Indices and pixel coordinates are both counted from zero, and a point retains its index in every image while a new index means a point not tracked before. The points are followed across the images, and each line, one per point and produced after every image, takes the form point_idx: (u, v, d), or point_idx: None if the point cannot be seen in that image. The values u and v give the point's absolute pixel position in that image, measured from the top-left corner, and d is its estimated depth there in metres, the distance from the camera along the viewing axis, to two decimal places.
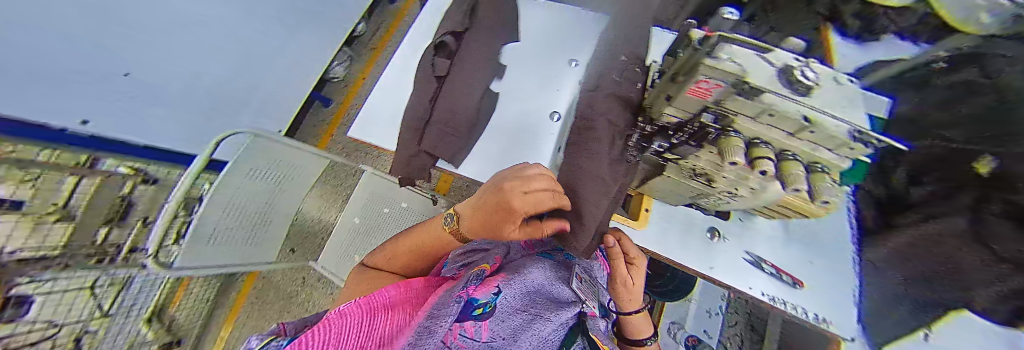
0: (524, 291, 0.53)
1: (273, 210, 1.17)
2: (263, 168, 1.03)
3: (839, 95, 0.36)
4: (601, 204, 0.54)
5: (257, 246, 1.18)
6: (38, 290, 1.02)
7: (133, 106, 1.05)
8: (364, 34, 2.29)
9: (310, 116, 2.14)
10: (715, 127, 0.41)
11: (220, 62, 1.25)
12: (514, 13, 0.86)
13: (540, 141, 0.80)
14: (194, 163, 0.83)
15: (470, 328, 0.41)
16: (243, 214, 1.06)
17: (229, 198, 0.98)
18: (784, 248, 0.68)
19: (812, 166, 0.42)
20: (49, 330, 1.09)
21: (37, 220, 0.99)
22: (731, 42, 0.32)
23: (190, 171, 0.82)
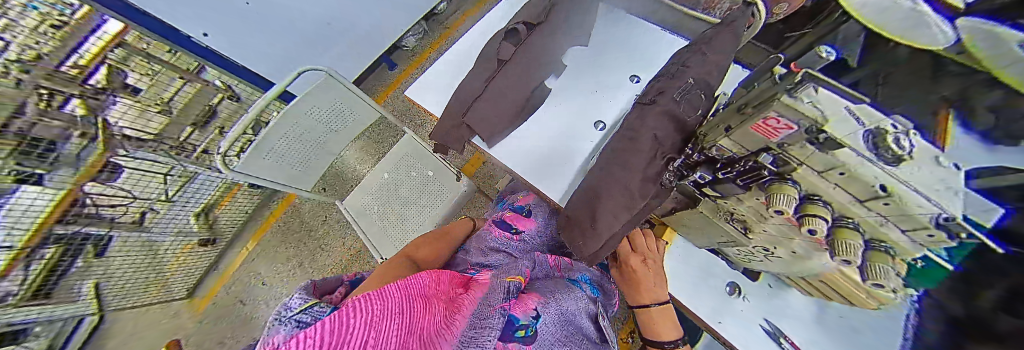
0: (561, 318, 0.53)
1: (323, 147, 1.34)
2: (325, 105, 1.18)
3: (940, 176, 0.31)
4: (620, 216, 0.54)
5: (303, 172, 1.36)
6: (128, 163, 1.38)
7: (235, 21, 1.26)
8: (443, 12, 2.45)
9: (378, 74, 2.36)
10: (771, 171, 0.39)
11: (317, 6, 1.43)
12: (589, 18, 0.86)
13: (576, 146, 0.80)
14: (276, 87, 0.98)
15: (514, 348, 0.40)
16: (301, 142, 1.23)
17: (295, 123, 1.14)
18: (813, 333, 0.59)
19: (873, 244, 0.38)
20: (128, 199, 1.44)
21: (144, 108, 1.35)
22: (818, 86, 0.31)
23: (270, 93, 0.97)
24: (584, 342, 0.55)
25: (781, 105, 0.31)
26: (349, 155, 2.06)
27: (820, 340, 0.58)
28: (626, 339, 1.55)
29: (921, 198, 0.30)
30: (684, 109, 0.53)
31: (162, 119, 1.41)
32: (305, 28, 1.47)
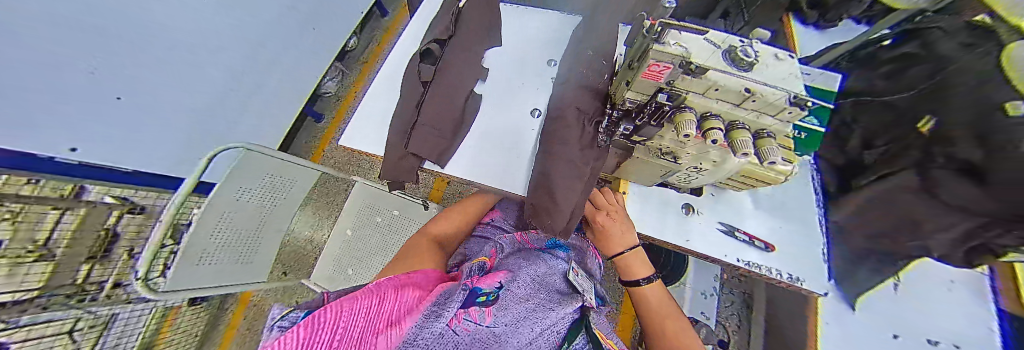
0: (528, 282, 0.50)
1: (263, 228, 1.22)
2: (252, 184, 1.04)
3: (776, 70, 0.43)
4: (575, 187, 0.59)
5: (249, 262, 1.21)
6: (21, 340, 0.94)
7: (147, 132, 1.08)
8: (356, 48, 2.36)
9: (305, 132, 2.17)
10: (670, 105, 0.46)
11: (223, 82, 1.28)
12: (496, 20, 0.93)
13: (522, 138, 0.84)
14: (185, 184, 0.84)
15: (475, 312, 0.34)
16: (236, 233, 1.09)
17: (221, 217, 0.99)
18: (753, 219, 0.73)
19: (760, 134, 0.47)
20: None
21: (16, 261, 0.95)
22: (676, 32, 0.40)
23: (180, 192, 0.82)
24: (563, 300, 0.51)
25: (654, 54, 0.39)
26: (302, 226, 1.86)
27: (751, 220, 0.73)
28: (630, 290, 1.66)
29: (771, 88, 0.40)
30: (591, 79, 0.66)
31: (43, 267, 1.03)
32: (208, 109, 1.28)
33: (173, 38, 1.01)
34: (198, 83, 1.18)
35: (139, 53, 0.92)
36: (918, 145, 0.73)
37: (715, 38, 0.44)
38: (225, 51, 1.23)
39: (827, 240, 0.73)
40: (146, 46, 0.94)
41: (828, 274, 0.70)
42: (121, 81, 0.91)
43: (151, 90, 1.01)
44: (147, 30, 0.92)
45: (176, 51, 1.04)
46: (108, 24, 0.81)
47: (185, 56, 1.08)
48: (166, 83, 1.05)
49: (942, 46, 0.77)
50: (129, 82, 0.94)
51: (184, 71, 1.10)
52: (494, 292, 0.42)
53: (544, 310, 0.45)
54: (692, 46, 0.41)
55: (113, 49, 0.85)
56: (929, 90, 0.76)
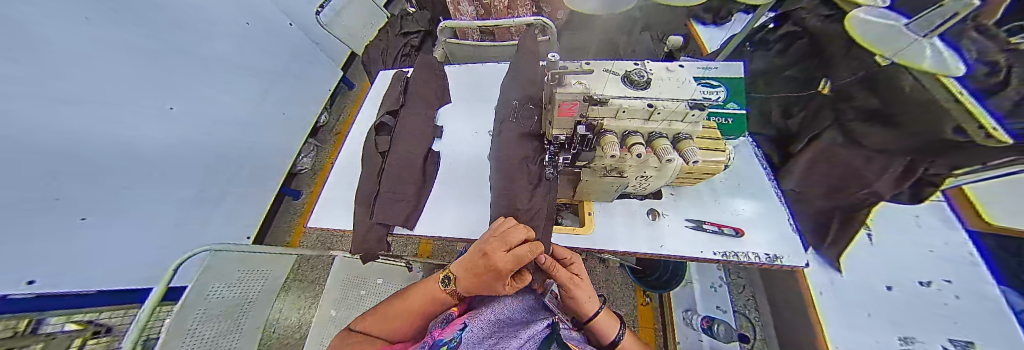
0: (489, 322, 0.61)
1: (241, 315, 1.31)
2: (223, 279, 1.16)
3: (669, 83, 0.48)
4: (534, 221, 0.65)
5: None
6: None
7: (88, 251, 1.03)
8: (327, 124, 2.45)
9: (282, 212, 2.11)
10: (593, 132, 0.50)
11: (158, 181, 1.26)
12: (442, 81, 1.04)
13: (482, 182, 0.86)
14: (155, 290, 0.83)
15: None
16: (211, 327, 1.13)
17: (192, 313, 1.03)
18: (712, 209, 0.77)
19: (679, 138, 0.50)
20: None
21: None
22: (573, 75, 0.47)
23: (146, 304, 0.82)
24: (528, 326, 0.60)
25: (559, 95, 0.44)
26: (285, 318, 1.71)
27: (710, 210, 0.77)
28: (645, 299, 1.58)
29: (666, 100, 0.45)
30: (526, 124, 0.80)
31: None
32: (175, 211, 1.34)
33: (123, 156, 1.12)
34: (155, 193, 1.25)
35: (94, 175, 1.02)
36: (826, 104, 0.82)
37: (611, 70, 0.51)
38: (181, 159, 1.36)
39: (788, 210, 0.75)
40: (95, 166, 1.02)
41: (803, 244, 0.69)
42: (78, 203, 0.98)
43: (110, 206, 1.08)
44: (95, 153, 1.02)
45: (126, 166, 1.13)
46: (52, 153, 0.90)
47: (104, 161, 1.06)
48: (125, 197, 1.14)
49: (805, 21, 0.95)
50: (86, 202, 1.00)
51: (146, 182, 1.21)
52: (455, 338, 0.53)
53: (507, 341, 0.54)
54: (589, 82, 0.47)
55: (64, 173, 0.93)
56: (814, 57, 0.88)
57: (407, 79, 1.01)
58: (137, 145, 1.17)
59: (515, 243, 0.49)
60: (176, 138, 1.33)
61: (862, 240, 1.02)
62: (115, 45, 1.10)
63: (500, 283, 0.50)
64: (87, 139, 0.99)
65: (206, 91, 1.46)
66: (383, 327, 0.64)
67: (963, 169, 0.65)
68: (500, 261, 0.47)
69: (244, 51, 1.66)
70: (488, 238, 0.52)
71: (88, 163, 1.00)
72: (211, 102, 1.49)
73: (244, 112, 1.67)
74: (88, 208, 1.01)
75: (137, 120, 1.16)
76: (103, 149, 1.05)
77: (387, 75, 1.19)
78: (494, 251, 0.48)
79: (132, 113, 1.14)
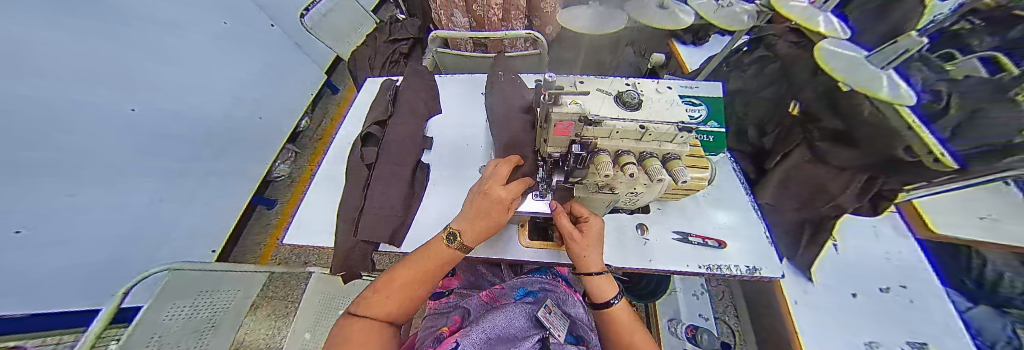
0: (484, 337, 0.59)
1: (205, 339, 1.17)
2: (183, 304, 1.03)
3: (657, 106, 0.52)
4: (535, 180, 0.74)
5: None
6: None
7: (36, 268, 0.91)
8: (308, 128, 2.34)
9: (254, 222, 1.95)
10: (588, 152, 0.51)
11: (107, 190, 1.13)
12: (432, 93, 1.03)
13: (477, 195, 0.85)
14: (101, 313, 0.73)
15: None
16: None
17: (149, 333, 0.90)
18: (697, 222, 0.80)
19: (668, 157, 0.52)
20: None
21: None
22: (569, 95, 0.48)
23: (95, 324, 0.70)
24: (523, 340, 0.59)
25: (556, 115, 0.45)
26: (256, 340, 1.57)
27: (696, 225, 0.79)
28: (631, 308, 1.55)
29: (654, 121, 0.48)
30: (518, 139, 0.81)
31: None
32: (132, 222, 1.21)
33: (66, 159, 0.99)
34: (103, 202, 1.12)
35: (32, 180, 0.90)
36: (794, 124, 0.89)
37: (605, 89, 0.53)
38: (133, 164, 1.23)
39: (763, 222, 0.80)
40: (30, 171, 0.90)
41: (778, 255, 0.73)
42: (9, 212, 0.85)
43: (49, 217, 0.95)
44: (32, 156, 0.90)
45: (67, 172, 1.00)
46: None
47: (43, 166, 0.93)
48: (65, 207, 1.00)
49: (769, 49, 1.05)
50: (22, 212, 0.88)
51: (92, 191, 1.08)
52: None
53: None
54: (586, 103, 0.48)
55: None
56: (779, 78, 0.98)
57: (395, 89, 0.99)
58: (83, 149, 1.04)
59: (511, 182, 0.54)
60: (133, 140, 1.22)
61: (831, 252, 1.10)
62: (69, 40, 1.02)
63: (499, 211, 0.54)
64: (19, 140, 0.87)
65: (173, 90, 1.39)
66: (387, 309, 0.53)
67: (913, 184, 0.73)
68: (500, 191, 0.52)
69: (209, 53, 1.57)
70: (479, 188, 0.56)
71: (22, 166, 0.87)
72: (176, 101, 1.40)
73: (211, 115, 1.56)
74: (23, 218, 0.88)
75: (80, 122, 1.04)
76: (42, 152, 0.92)
77: (375, 82, 1.16)
78: (493, 185, 0.53)
79: (83, 112, 1.04)
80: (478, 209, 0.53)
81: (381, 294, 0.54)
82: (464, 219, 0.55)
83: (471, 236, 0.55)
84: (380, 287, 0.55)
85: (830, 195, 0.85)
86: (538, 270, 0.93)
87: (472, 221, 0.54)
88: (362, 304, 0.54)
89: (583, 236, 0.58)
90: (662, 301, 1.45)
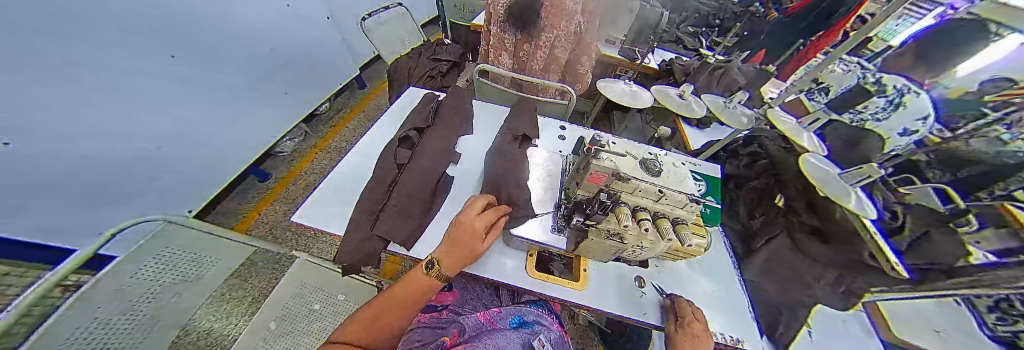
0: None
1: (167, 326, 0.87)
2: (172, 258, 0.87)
3: (673, 175, 0.61)
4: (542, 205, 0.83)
5: None
6: None
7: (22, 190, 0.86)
8: (326, 114, 2.39)
9: (238, 194, 1.84)
10: (611, 201, 0.59)
11: (120, 129, 1.11)
12: (468, 115, 1.15)
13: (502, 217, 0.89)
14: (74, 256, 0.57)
15: None
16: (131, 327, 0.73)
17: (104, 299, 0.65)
18: (689, 284, 0.86)
19: (676, 221, 0.60)
20: None
21: None
22: (606, 152, 0.57)
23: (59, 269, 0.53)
24: None
25: (594, 166, 0.54)
26: None
27: (689, 288, 0.85)
28: None
29: (671, 189, 0.57)
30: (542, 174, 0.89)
31: None
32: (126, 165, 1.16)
33: (92, 89, 0.99)
34: (110, 138, 1.08)
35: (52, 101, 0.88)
36: (777, 214, 1.10)
37: (633, 153, 0.64)
38: (152, 107, 1.21)
39: (746, 296, 0.87)
40: (47, 91, 0.87)
41: (756, 330, 0.79)
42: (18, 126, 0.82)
43: (54, 142, 0.92)
44: (58, 77, 0.89)
45: (89, 101, 0.99)
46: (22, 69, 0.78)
47: (67, 90, 0.92)
48: (68, 133, 0.95)
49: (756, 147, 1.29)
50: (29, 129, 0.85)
51: (102, 125, 1.04)
52: None
53: None
54: (620, 162, 0.58)
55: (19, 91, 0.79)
56: (770, 174, 1.20)
57: (437, 103, 1.14)
58: (105, 83, 1.04)
59: (485, 211, 0.67)
60: (159, 83, 1.22)
61: None
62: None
63: (478, 238, 0.63)
64: (47, 58, 0.85)
65: (221, 51, 1.46)
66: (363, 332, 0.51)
67: (879, 287, 0.85)
68: (477, 219, 0.63)
69: (269, 28, 1.69)
70: (459, 215, 0.67)
71: (39, 84, 0.84)
72: (219, 62, 1.46)
73: (244, 82, 1.61)
74: (19, 132, 0.82)
75: (111, 54, 1.03)
76: (67, 75, 0.91)
77: (419, 92, 1.27)
78: (469, 214, 0.64)
79: (126, 50, 1.08)
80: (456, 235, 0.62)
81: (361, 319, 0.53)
82: (444, 244, 0.62)
83: (452, 262, 0.60)
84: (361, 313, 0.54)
85: (809, 283, 0.93)
86: (534, 302, 0.94)
87: (452, 246, 0.61)
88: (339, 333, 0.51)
89: (686, 329, 0.68)
90: None
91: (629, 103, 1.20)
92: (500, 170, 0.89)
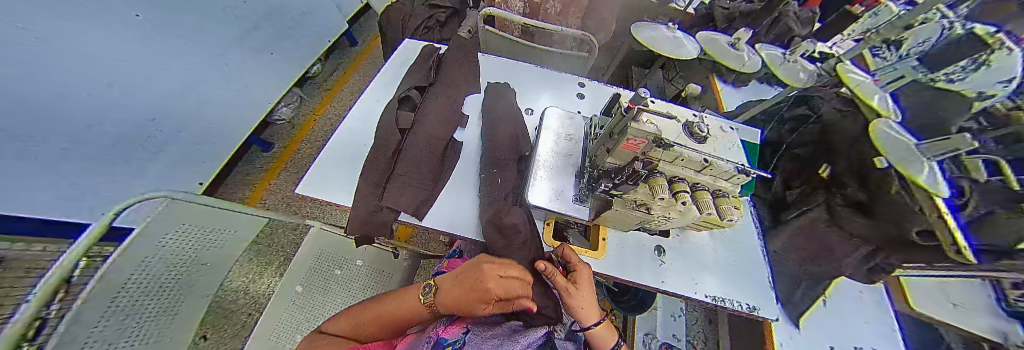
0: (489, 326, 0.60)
1: (187, 280, 0.93)
2: (182, 230, 0.85)
3: (723, 141, 0.53)
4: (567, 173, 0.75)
5: (166, 332, 0.87)
6: None
7: (40, 167, 0.84)
8: (319, 75, 2.23)
9: (245, 162, 1.82)
10: (647, 171, 0.51)
11: (126, 100, 1.06)
12: (475, 73, 1.01)
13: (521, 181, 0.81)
14: (89, 229, 0.55)
15: None
16: (149, 292, 0.76)
17: (132, 269, 0.68)
18: (714, 252, 0.84)
19: (717, 193, 0.54)
20: None
21: None
22: (647, 112, 0.48)
23: (77, 244, 0.53)
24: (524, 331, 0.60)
25: (633, 131, 0.45)
26: None
27: (712, 257, 0.83)
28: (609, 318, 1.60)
29: (722, 160, 0.49)
30: (562, 139, 0.81)
31: None
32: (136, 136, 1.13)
33: (85, 58, 0.91)
34: (111, 109, 1.01)
35: (50, 71, 0.82)
36: (819, 184, 1.03)
37: (677, 114, 0.54)
38: (142, 75, 1.10)
39: (769, 268, 0.84)
40: (38, 64, 0.79)
41: (776, 300, 0.77)
42: (25, 101, 0.77)
43: (62, 117, 0.87)
44: (52, 47, 0.82)
45: (83, 70, 0.91)
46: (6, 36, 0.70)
47: (63, 59, 0.85)
48: (66, 108, 0.88)
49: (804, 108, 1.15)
50: (40, 104, 0.81)
51: (98, 96, 0.96)
52: None
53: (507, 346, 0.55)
54: (664, 125, 0.49)
55: (17, 61, 0.74)
56: (818, 141, 1.09)
57: (438, 58, 1.00)
58: (99, 48, 0.95)
59: (509, 275, 0.51)
60: (139, 48, 1.08)
61: (819, 307, 1.14)
62: None
63: (479, 306, 0.50)
64: (24, 21, 0.75)
65: (189, 7, 1.25)
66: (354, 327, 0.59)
67: (913, 263, 0.85)
68: (491, 283, 0.49)
69: None
70: (479, 264, 0.53)
71: (32, 53, 0.77)
72: (192, 22, 1.26)
73: (226, 42, 1.44)
74: (21, 112, 0.76)
75: (85, 12, 0.90)
76: (51, 45, 0.81)
77: (417, 46, 1.11)
78: (489, 272, 0.50)
79: (102, 8, 0.94)
80: (458, 291, 0.52)
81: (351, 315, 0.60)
82: (449, 291, 0.54)
83: (444, 306, 0.54)
84: (354, 309, 0.61)
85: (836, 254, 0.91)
86: None
87: (451, 297, 0.53)
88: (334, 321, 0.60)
89: (577, 285, 0.58)
90: (641, 316, 1.50)
91: (672, 55, 1.06)
92: (508, 144, 0.84)
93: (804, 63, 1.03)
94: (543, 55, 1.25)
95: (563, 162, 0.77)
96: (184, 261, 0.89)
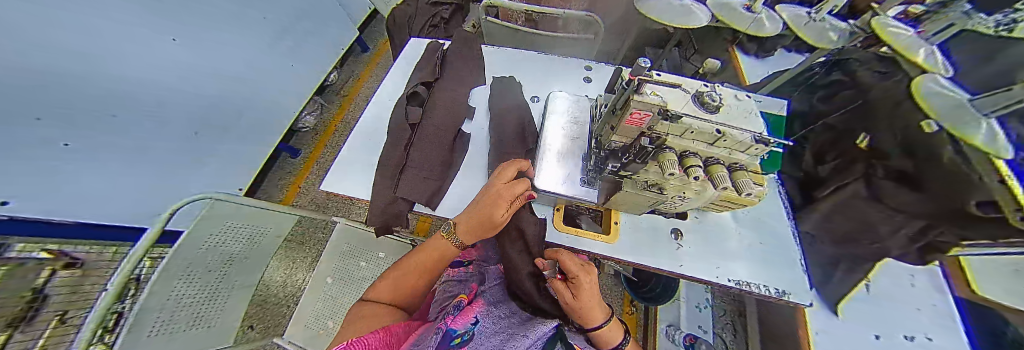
0: (500, 319, 0.59)
1: (235, 270, 1.04)
2: (235, 227, 0.96)
3: (738, 108, 0.50)
4: (579, 154, 0.75)
5: (219, 318, 0.99)
6: None
7: (102, 179, 0.97)
8: (336, 82, 2.35)
9: (278, 167, 1.98)
10: (654, 146, 0.49)
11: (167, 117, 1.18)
12: (479, 66, 1.02)
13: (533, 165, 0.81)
14: (147, 233, 0.60)
15: None
16: (201, 282, 0.87)
17: (190, 261, 0.80)
18: (738, 234, 0.80)
19: (734, 166, 0.51)
20: None
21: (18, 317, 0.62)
22: (650, 83, 0.47)
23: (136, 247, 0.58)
24: (532, 322, 0.59)
25: (635, 104, 0.43)
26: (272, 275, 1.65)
27: (735, 241, 0.78)
28: (631, 309, 1.56)
29: (737, 129, 0.45)
30: (573, 122, 0.81)
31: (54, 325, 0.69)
32: (181, 148, 1.26)
33: (132, 83, 1.04)
34: (156, 125, 1.14)
35: (101, 96, 0.93)
36: (859, 157, 0.94)
37: (686, 85, 0.52)
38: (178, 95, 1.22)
39: (802, 251, 0.77)
40: (88, 92, 0.90)
41: (808, 283, 0.72)
42: (81, 123, 0.89)
43: (113, 136, 0.99)
44: (100, 74, 0.93)
45: (129, 93, 1.03)
46: (55, 67, 0.80)
47: (110, 85, 0.96)
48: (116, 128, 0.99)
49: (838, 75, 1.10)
50: (92, 125, 0.92)
51: (142, 117, 1.09)
52: (468, 332, 0.51)
53: (517, 337, 0.53)
54: (668, 96, 0.47)
55: (69, 89, 0.84)
56: (856, 110, 1.00)
57: (443, 54, 1.02)
58: (142, 72, 1.07)
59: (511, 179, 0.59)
60: (177, 71, 1.20)
61: (860, 293, 1.05)
62: None
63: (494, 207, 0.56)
64: (78, 54, 0.86)
65: (215, 28, 1.36)
66: (393, 294, 0.61)
67: (970, 240, 0.77)
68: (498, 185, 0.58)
69: None
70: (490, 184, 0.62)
71: (84, 80, 0.88)
72: (218, 41, 1.39)
73: (249, 59, 1.55)
74: (71, 132, 0.86)
75: (125, 40, 1.01)
76: (101, 70, 0.93)
77: (422, 44, 1.13)
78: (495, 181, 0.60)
79: (140, 37, 1.06)
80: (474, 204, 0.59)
81: (386, 282, 0.63)
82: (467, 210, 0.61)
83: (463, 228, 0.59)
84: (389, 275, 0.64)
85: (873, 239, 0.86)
86: None
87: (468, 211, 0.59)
88: (372, 292, 0.62)
89: (575, 296, 0.52)
90: (664, 306, 1.45)
91: (681, 26, 0.99)
92: (515, 131, 0.85)
93: (832, 21, 0.93)
94: (547, 41, 1.22)
95: (576, 145, 0.76)
96: (233, 254, 1.00)
